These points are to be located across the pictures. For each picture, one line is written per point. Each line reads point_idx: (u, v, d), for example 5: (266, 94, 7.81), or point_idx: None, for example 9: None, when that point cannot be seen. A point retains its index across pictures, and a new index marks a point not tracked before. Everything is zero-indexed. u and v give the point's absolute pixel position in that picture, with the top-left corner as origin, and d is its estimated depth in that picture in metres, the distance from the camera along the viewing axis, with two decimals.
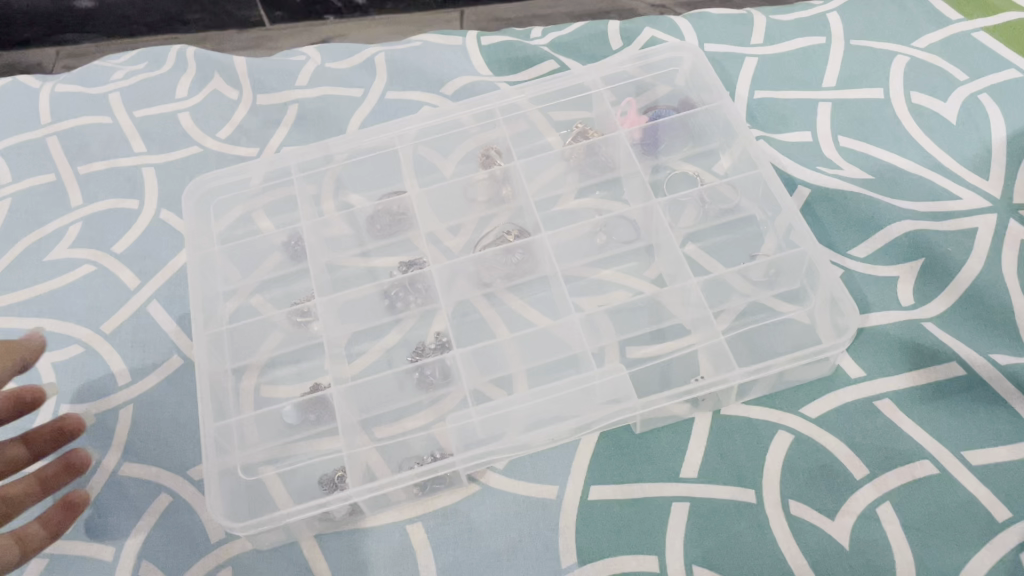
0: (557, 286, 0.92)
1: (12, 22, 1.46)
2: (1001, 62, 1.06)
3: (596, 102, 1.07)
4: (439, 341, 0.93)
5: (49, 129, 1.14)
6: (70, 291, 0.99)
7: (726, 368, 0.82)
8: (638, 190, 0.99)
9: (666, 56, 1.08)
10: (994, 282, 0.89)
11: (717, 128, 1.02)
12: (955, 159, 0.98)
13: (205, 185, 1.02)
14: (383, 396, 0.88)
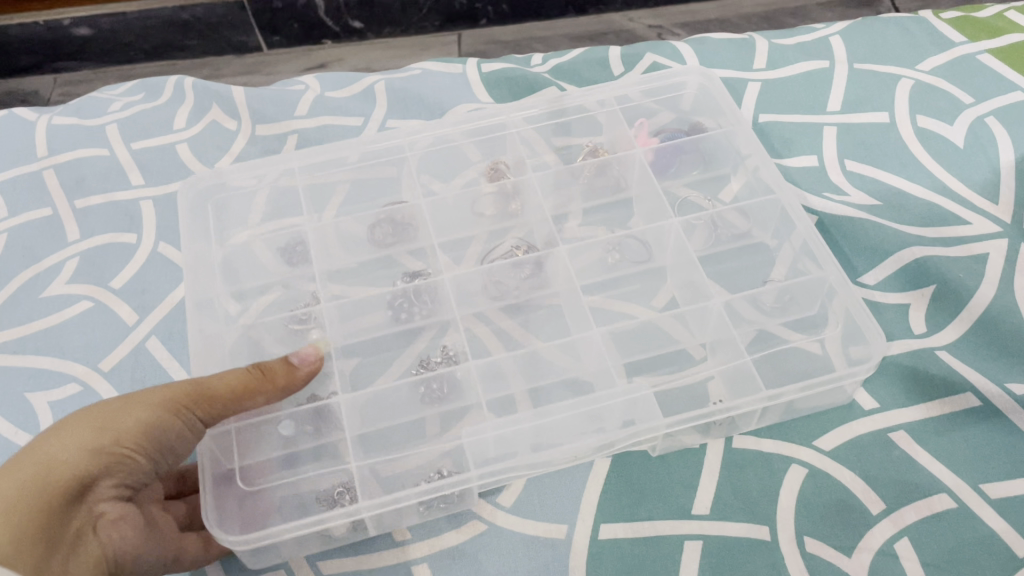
0: (574, 299, 0.91)
1: (9, 50, 1.44)
2: (1006, 84, 1.05)
3: (610, 122, 1.07)
4: (446, 356, 0.91)
5: (46, 161, 1.12)
6: (67, 328, 0.98)
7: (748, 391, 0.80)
8: (656, 210, 0.98)
9: (675, 82, 1.07)
10: (1008, 308, 0.87)
11: (729, 153, 1.02)
12: (964, 183, 0.97)
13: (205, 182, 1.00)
14: (388, 408, 0.86)
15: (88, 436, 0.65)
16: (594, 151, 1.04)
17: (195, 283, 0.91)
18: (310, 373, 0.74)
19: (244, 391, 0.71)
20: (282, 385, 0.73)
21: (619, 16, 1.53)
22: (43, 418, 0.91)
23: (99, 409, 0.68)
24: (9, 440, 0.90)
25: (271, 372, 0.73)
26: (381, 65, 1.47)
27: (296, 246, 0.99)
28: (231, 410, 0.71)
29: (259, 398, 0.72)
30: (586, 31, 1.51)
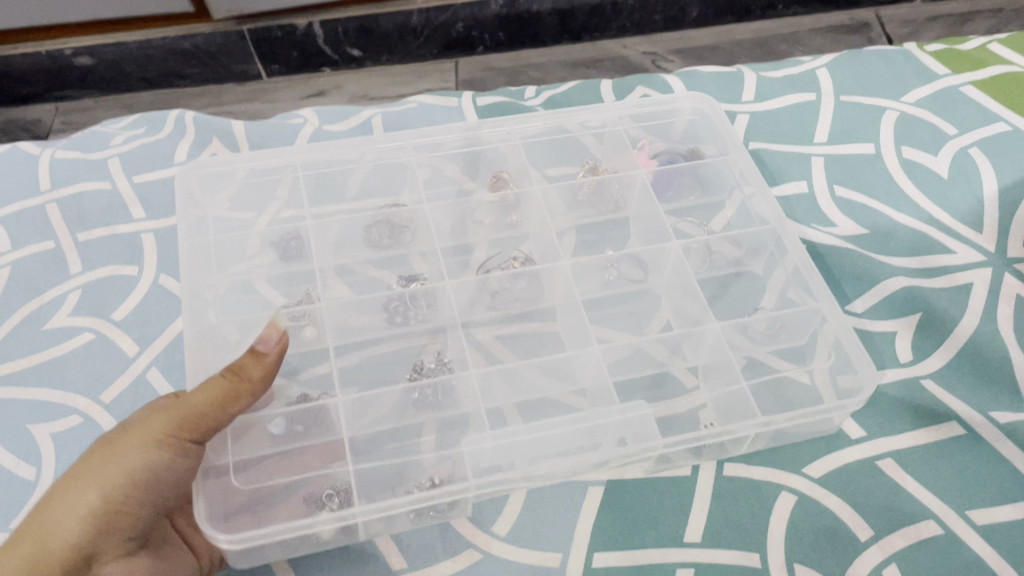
0: (574, 312, 0.93)
1: (11, 79, 1.45)
2: (990, 116, 1.07)
3: (612, 142, 1.09)
4: (439, 363, 0.92)
5: (49, 195, 1.14)
6: (69, 359, 0.99)
7: (746, 416, 0.82)
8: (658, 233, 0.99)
9: (669, 109, 1.10)
10: (991, 337, 0.89)
11: (727, 182, 1.04)
12: (948, 213, 0.99)
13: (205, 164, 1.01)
14: (386, 414, 0.87)
15: (87, 502, 0.65)
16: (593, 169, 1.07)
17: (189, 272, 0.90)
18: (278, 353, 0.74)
19: (227, 401, 0.71)
20: (258, 377, 0.73)
21: (613, 44, 1.56)
22: (45, 449, 0.93)
23: (85, 469, 0.67)
24: (10, 472, 0.91)
25: (244, 371, 0.73)
26: (380, 93, 1.49)
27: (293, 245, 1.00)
28: (219, 421, 0.71)
29: (241, 399, 0.72)
30: (580, 58, 1.54)
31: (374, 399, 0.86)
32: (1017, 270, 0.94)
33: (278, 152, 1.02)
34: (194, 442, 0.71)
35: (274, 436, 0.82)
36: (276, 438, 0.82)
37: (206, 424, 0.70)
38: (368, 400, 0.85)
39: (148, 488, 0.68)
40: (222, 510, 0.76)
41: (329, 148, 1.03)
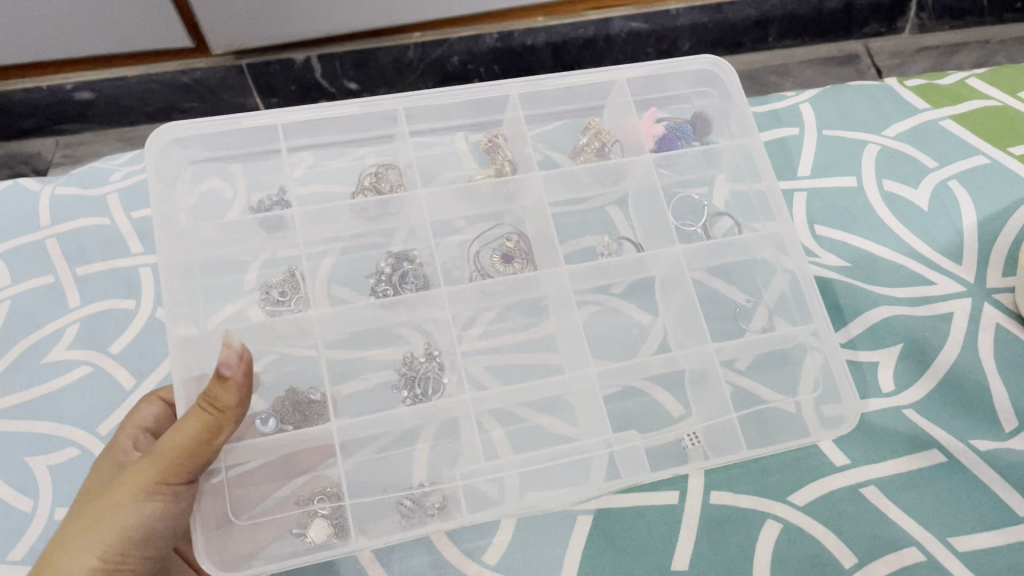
0: (568, 307, 0.92)
1: (13, 114, 1.42)
2: (968, 148, 1.09)
3: (616, 103, 1.05)
4: (431, 359, 0.94)
5: (49, 231, 1.14)
6: (68, 393, 1.01)
7: (735, 445, 0.84)
8: (656, 226, 1.00)
9: (674, 70, 1.05)
10: (971, 366, 0.91)
11: (730, 157, 1.03)
12: (929, 245, 1.01)
13: (177, 135, 0.96)
14: (381, 422, 0.83)
15: (85, 567, 0.67)
16: (596, 133, 1.05)
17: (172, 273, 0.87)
18: (248, 372, 0.71)
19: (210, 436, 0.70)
20: (234, 402, 0.71)
21: None
22: (44, 482, 0.95)
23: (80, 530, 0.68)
24: (9, 503, 0.94)
25: (217, 400, 0.70)
26: None
27: (278, 220, 0.96)
28: (205, 456, 0.71)
29: (225, 428, 0.71)
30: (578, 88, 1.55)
31: (372, 422, 0.83)
32: (996, 299, 0.96)
33: (257, 116, 0.97)
34: (184, 481, 0.71)
35: (264, 447, 0.80)
36: (271, 447, 0.80)
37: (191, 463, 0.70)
38: (360, 423, 0.82)
39: (143, 539, 0.69)
40: (217, 517, 0.78)
41: (310, 113, 0.98)
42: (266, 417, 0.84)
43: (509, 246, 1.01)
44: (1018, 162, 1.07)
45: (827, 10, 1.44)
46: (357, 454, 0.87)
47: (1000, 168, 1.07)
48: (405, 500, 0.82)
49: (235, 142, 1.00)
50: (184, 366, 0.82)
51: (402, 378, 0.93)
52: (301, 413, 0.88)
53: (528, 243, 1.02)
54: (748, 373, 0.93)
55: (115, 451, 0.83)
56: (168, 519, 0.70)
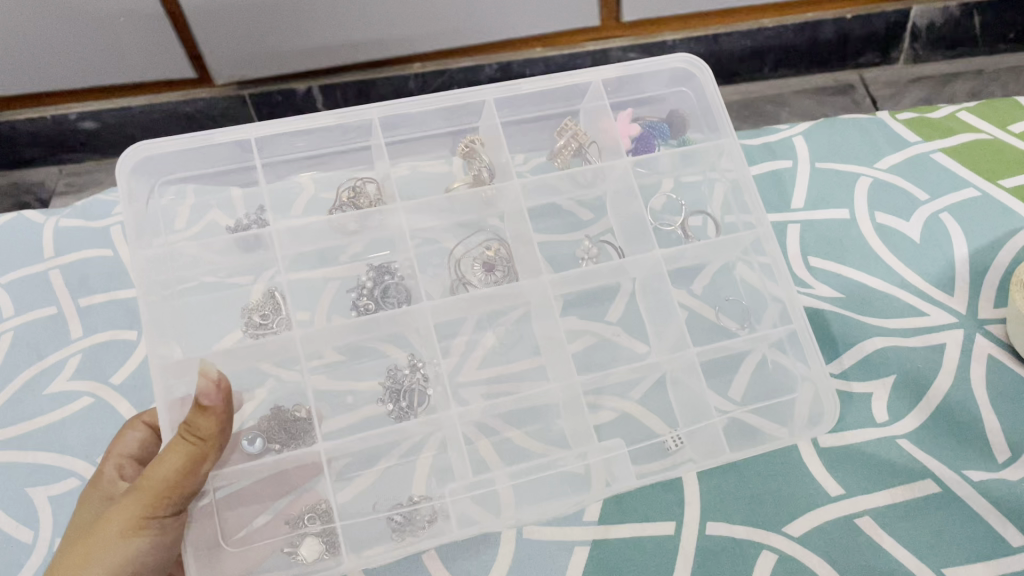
0: (548, 315, 0.91)
1: (15, 143, 1.40)
2: (959, 181, 1.11)
3: (595, 104, 1.02)
4: (415, 367, 0.94)
5: (53, 262, 1.15)
6: (69, 424, 1.02)
7: (716, 451, 0.82)
8: (638, 233, 0.98)
9: (650, 69, 1.02)
10: (963, 397, 0.92)
11: (712, 156, 1.00)
12: (921, 276, 1.03)
13: (147, 153, 0.92)
14: (371, 439, 0.82)
15: None
16: (573, 136, 1.02)
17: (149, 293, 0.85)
18: (225, 401, 0.69)
19: (194, 467, 0.69)
20: (215, 430, 0.69)
21: None
22: (44, 513, 0.96)
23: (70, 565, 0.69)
24: (9, 534, 0.95)
25: (198, 430, 0.69)
26: None
27: (256, 240, 0.95)
28: (191, 486, 0.70)
29: (208, 457, 0.70)
30: None
31: (362, 441, 0.82)
32: (988, 331, 0.97)
33: (231, 133, 0.93)
34: (172, 510, 0.71)
35: (253, 468, 0.80)
36: (260, 468, 0.80)
37: (176, 494, 0.69)
38: (351, 442, 0.82)
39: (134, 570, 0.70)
40: (207, 539, 0.77)
41: (283, 126, 0.93)
42: (252, 439, 0.84)
43: (490, 254, 1.01)
44: (1008, 195, 1.09)
45: (822, 40, 1.40)
46: (352, 475, 0.88)
47: (991, 200, 1.08)
48: (395, 516, 0.80)
49: (210, 158, 0.98)
50: (165, 388, 0.80)
51: (385, 392, 0.93)
52: (288, 432, 0.88)
53: (508, 249, 1.01)
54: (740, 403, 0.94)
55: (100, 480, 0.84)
56: (158, 549, 0.71)
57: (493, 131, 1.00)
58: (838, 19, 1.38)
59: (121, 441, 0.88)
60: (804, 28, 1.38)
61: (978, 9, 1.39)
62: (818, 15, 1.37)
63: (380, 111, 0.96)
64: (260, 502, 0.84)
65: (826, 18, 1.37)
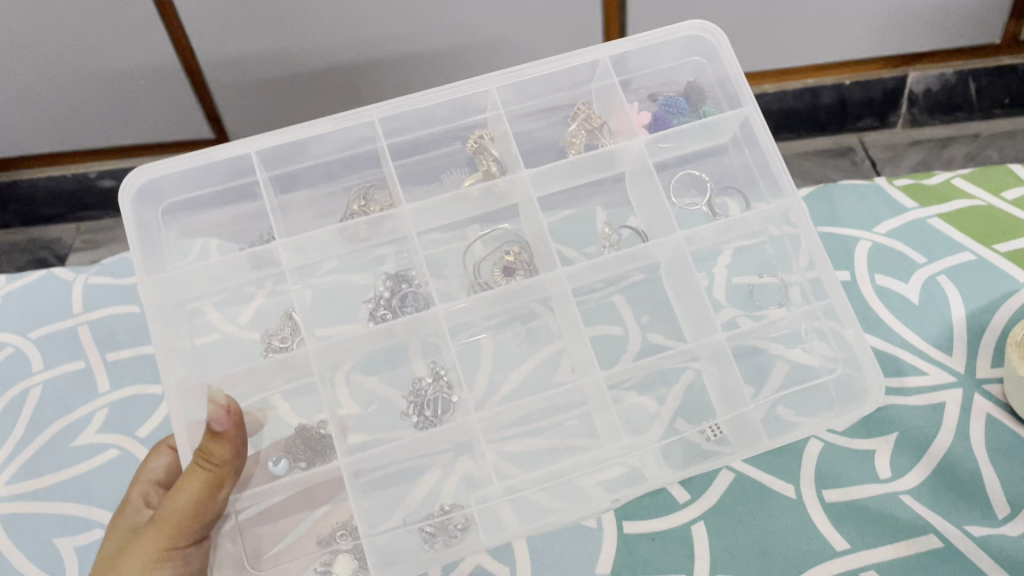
0: (569, 314, 0.88)
1: (35, 201, 1.41)
2: (955, 245, 1.12)
3: (607, 85, 0.95)
4: (436, 378, 0.92)
5: (81, 318, 1.18)
6: (95, 477, 1.05)
7: (755, 441, 0.83)
8: (653, 201, 0.94)
9: (663, 38, 0.94)
10: (962, 454, 0.95)
11: (734, 125, 0.93)
12: (921, 337, 1.05)
13: (145, 178, 0.88)
14: (399, 447, 0.81)
15: None
16: (587, 119, 0.95)
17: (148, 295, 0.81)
18: (236, 425, 0.71)
19: (211, 492, 0.71)
20: (230, 455, 0.71)
21: None
22: (69, 563, 0.99)
23: None
24: None
25: (212, 456, 0.71)
26: None
27: (266, 256, 0.89)
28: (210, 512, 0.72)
29: (225, 483, 0.72)
30: None
31: (386, 452, 0.81)
32: (986, 390, 1.00)
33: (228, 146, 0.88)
34: (192, 539, 0.73)
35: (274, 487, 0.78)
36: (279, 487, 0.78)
37: (196, 521, 0.71)
38: (374, 455, 0.80)
39: None
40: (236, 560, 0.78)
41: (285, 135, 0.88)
42: (277, 457, 0.83)
43: (509, 258, 0.97)
44: (1004, 259, 1.10)
45: (821, 105, 1.38)
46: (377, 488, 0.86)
47: (987, 264, 1.10)
48: (426, 528, 0.79)
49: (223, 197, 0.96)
50: (184, 413, 0.77)
51: (409, 404, 0.91)
52: (313, 450, 0.85)
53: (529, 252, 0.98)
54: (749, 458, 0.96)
55: (127, 509, 0.84)
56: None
57: (501, 124, 0.93)
58: (839, 85, 1.35)
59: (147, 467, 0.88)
60: (805, 94, 1.36)
61: (973, 76, 1.34)
62: (818, 81, 1.34)
63: (379, 111, 0.90)
64: (290, 516, 0.82)
65: (827, 83, 1.34)
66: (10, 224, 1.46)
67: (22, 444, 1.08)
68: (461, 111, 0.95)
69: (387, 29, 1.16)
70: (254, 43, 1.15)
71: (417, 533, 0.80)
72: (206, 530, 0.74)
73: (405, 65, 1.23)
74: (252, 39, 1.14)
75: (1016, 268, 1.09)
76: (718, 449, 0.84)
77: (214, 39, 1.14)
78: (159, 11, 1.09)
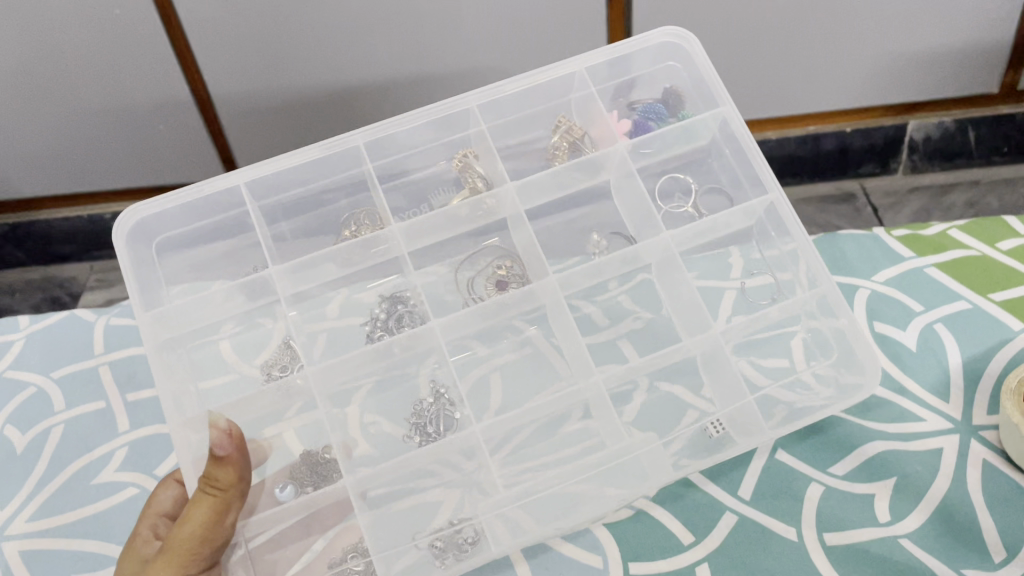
0: (563, 319, 0.88)
1: (52, 241, 1.41)
2: (952, 294, 1.10)
3: (584, 96, 0.99)
4: (439, 397, 0.89)
5: (102, 359, 1.21)
6: (115, 514, 1.07)
7: (756, 429, 0.82)
8: (639, 211, 0.96)
9: (636, 48, 0.97)
10: (959, 499, 0.93)
11: (711, 128, 0.96)
12: (920, 385, 1.02)
13: (139, 215, 0.87)
14: (399, 465, 0.79)
15: None
16: (568, 131, 0.98)
17: (147, 326, 0.80)
18: (239, 448, 0.70)
19: (218, 517, 0.70)
20: (234, 479, 0.70)
21: None
22: None
23: None
24: None
25: (217, 480, 0.69)
26: None
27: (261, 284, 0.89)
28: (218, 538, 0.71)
29: (231, 508, 0.71)
30: None
31: (390, 470, 0.78)
32: (983, 436, 0.97)
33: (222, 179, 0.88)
34: (202, 567, 0.72)
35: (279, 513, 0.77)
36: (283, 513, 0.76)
37: (205, 548, 0.70)
38: (377, 473, 0.78)
39: None
40: None
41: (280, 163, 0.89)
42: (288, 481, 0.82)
43: (501, 272, 0.99)
44: (999, 308, 1.08)
45: (824, 150, 1.39)
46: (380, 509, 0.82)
47: (983, 312, 1.08)
48: (437, 542, 0.78)
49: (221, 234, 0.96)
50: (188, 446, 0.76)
51: (411, 425, 0.88)
52: (319, 474, 0.84)
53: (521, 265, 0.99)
54: (750, 501, 0.95)
55: (134, 545, 0.82)
56: None
57: (483, 139, 0.96)
58: (839, 133, 1.36)
59: (155, 500, 0.86)
60: (807, 140, 1.37)
61: (972, 124, 1.34)
62: (819, 129, 1.35)
63: (365, 135, 0.91)
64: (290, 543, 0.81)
65: (827, 131, 1.36)
66: (22, 263, 1.45)
67: None
68: (444, 129, 0.97)
69: (395, 68, 1.18)
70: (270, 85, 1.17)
71: (426, 549, 0.78)
72: (215, 557, 0.73)
73: (408, 89, 1.22)
74: (269, 81, 1.16)
75: (1012, 317, 1.07)
76: (722, 445, 0.82)
77: (229, 78, 1.15)
78: (175, 54, 1.11)
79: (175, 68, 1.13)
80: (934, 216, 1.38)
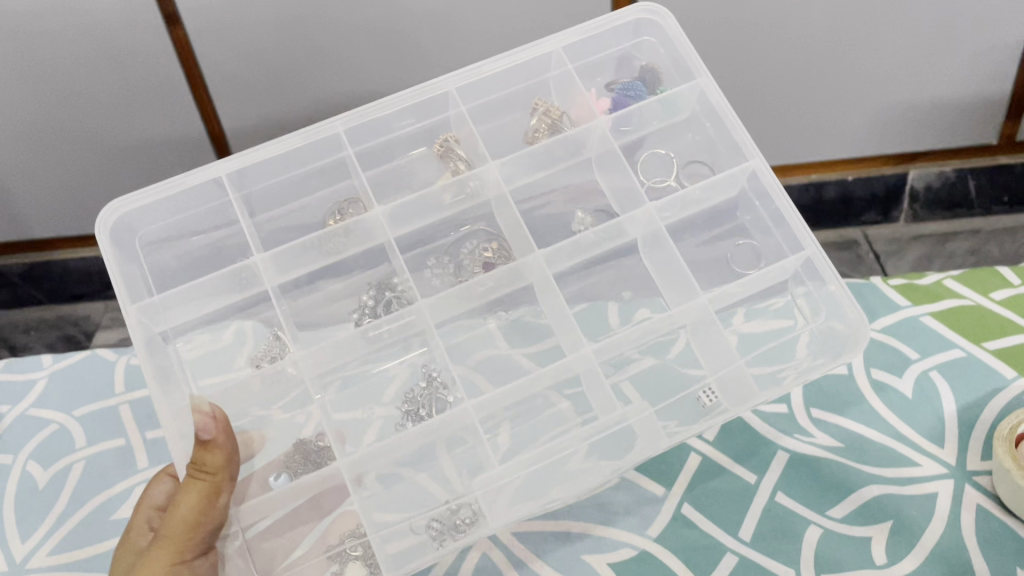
0: (552, 297, 0.85)
1: (69, 278, 1.35)
2: (946, 341, 1.04)
3: (560, 75, 0.92)
4: (432, 383, 0.88)
5: (123, 397, 1.13)
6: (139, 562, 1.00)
7: (750, 391, 0.77)
8: (622, 177, 0.91)
9: (607, 25, 0.91)
10: (954, 543, 0.88)
11: (690, 102, 0.91)
12: (915, 430, 0.97)
13: (117, 211, 0.78)
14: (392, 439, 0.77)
15: None
16: (546, 110, 0.91)
17: (136, 316, 0.75)
18: (223, 433, 0.69)
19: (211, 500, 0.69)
20: (221, 462, 0.69)
21: None
22: None
23: None
24: None
25: (205, 465, 0.69)
26: None
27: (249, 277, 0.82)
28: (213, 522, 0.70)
29: (223, 492, 0.70)
30: None
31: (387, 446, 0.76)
32: (978, 482, 0.92)
33: (201, 168, 0.79)
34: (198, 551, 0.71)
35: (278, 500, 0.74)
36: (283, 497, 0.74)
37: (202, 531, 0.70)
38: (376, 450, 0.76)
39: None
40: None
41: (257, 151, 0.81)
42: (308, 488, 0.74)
43: (488, 253, 0.93)
44: (993, 355, 1.02)
45: (825, 200, 1.36)
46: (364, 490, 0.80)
47: (977, 362, 1.01)
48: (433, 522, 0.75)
49: None
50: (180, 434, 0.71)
51: (404, 411, 0.87)
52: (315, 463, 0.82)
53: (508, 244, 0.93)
54: (750, 542, 0.89)
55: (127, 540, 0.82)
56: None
57: (464, 120, 0.89)
58: (841, 182, 1.34)
59: (148, 493, 0.86)
60: (808, 188, 1.34)
61: (972, 174, 1.32)
62: (822, 177, 1.33)
63: (344, 121, 0.84)
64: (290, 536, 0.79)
65: (830, 179, 1.33)
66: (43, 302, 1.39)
67: (64, 517, 1.02)
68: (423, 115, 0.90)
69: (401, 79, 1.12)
70: (273, 104, 1.12)
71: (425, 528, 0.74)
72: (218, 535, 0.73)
73: None
74: (271, 101, 1.11)
75: (1007, 366, 1.00)
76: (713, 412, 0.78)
77: (234, 103, 1.11)
78: (180, 63, 1.05)
79: (178, 83, 1.07)
80: (936, 264, 1.35)
